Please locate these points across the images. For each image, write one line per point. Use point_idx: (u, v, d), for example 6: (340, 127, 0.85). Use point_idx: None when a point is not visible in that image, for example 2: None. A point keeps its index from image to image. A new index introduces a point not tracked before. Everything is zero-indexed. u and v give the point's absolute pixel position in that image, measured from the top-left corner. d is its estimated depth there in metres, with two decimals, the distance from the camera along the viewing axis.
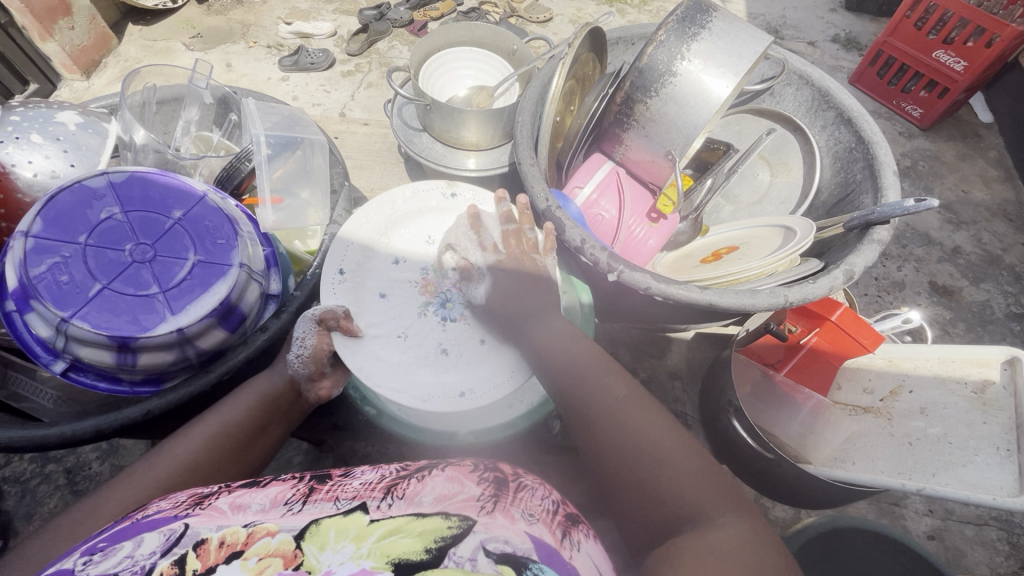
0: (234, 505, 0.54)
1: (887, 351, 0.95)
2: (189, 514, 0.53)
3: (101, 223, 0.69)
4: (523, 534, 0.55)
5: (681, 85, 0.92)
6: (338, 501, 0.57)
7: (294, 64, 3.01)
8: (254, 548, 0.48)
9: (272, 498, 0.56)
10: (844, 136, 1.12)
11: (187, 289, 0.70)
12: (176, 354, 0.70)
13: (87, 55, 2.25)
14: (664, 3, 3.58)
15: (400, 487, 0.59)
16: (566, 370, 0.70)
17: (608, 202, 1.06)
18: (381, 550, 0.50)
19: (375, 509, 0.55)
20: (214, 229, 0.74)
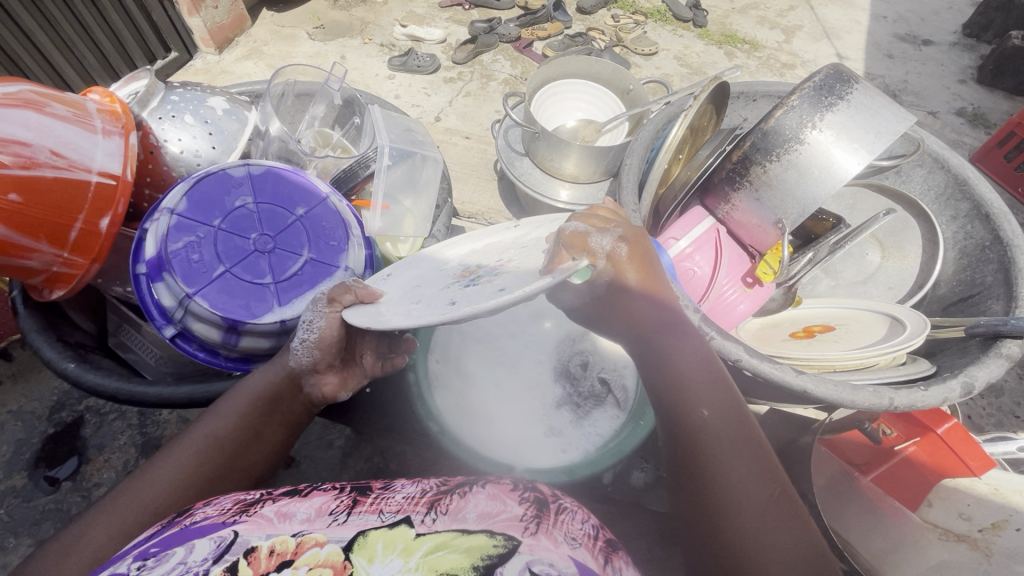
0: (280, 513, 0.53)
1: (994, 478, 0.83)
2: (236, 520, 0.52)
3: (235, 210, 0.77)
4: (567, 558, 0.50)
5: (807, 154, 0.88)
6: (382, 515, 0.54)
7: (402, 64, 3.15)
8: (303, 559, 0.48)
9: (317, 508, 0.55)
10: (977, 232, 1.04)
11: (296, 284, 0.76)
12: (274, 342, 0.75)
13: (223, 33, 2.46)
14: (775, 50, 3.47)
15: (443, 501, 0.56)
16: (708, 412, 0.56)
17: (703, 258, 1.03)
18: (429, 565, 0.47)
19: (420, 523, 0.52)
20: (329, 230, 0.81)
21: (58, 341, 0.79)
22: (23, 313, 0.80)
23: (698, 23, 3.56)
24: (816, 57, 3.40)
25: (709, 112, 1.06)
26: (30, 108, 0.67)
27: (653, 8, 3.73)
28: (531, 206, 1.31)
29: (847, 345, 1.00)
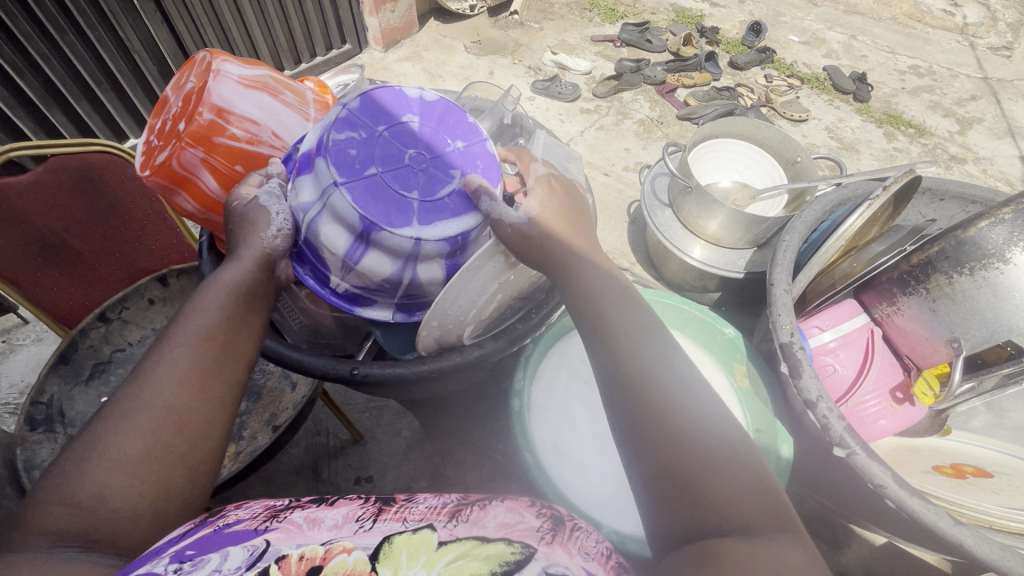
0: (310, 520, 0.54)
1: None
2: (267, 527, 0.53)
3: (400, 124, 0.78)
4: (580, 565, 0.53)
5: (1010, 276, 0.77)
6: (405, 521, 0.55)
7: (544, 88, 3.26)
8: (331, 565, 0.49)
9: (344, 515, 0.57)
10: None
11: (440, 207, 0.74)
12: (394, 262, 0.74)
13: (393, 33, 2.83)
14: (945, 138, 3.15)
15: (463, 512, 0.58)
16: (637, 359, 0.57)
17: (848, 358, 0.95)
18: (449, 571, 0.49)
19: (443, 529, 0.54)
20: (483, 168, 0.78)
21: None
22: (205, 255, 0.89)
23: (860, 96, 3.33)
24: (995, 155, 3.03)
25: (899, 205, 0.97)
26: (266, 92, 0.79)
27: (811, 73, 3.55)
28: (662, 257, 1.29)
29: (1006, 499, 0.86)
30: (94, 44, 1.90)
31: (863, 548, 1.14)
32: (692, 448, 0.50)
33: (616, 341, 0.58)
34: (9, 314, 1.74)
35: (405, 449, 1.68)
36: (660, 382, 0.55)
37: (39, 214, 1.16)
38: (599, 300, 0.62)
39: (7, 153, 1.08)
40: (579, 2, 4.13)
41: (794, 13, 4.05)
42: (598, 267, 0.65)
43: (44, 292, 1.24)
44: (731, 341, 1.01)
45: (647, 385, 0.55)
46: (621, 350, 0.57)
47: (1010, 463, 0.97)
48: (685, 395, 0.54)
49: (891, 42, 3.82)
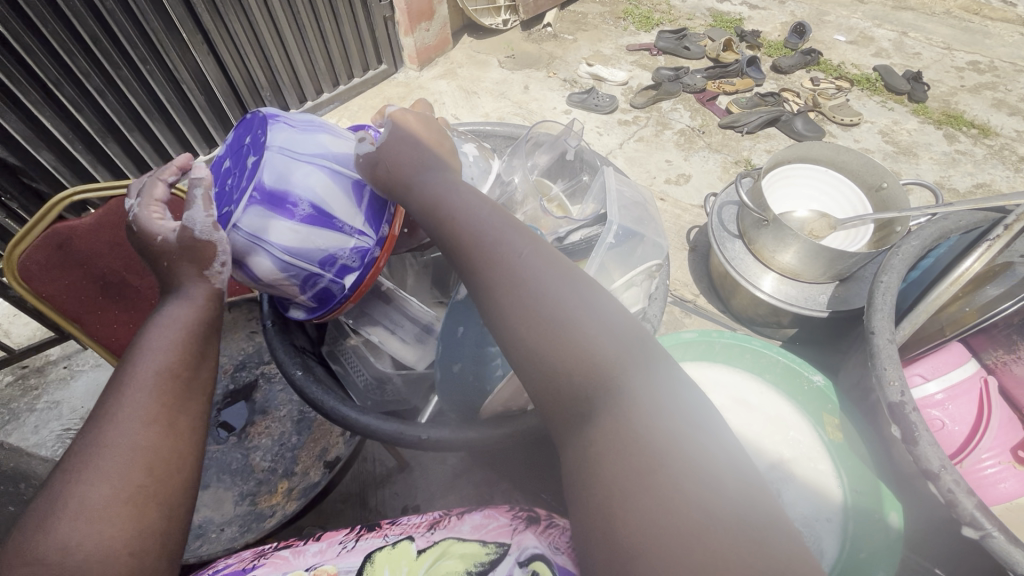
0: (294, 553, 0.80)
1: None
2: (257, 564, 0.78)
3: (217, 169, 0.86)
4: (542, 549, 0.78)
5: None
6: (387, 537, 0.82)
7: (580, 101, 3.22)
8: None
9: (329, 540, 0.82)
10: None
11: (242, 193, 0.75)
12: (261, 255, 0.76)
13: (428, 52, 2.84)
14: (1015, 139, 2.93)
15: (442, 523, 0.83)
16: (544, 303, 0.59)
17: (958, 412, 0.87)
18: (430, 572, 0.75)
19: (419, 541, 0.80)
20: (259, 135, 0.79)
21: (289, 345, 0.87)
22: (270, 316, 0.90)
23: (915, 97, 3.14)
24: None
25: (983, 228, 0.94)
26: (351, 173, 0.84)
27: (861, 74, 3.38)
28: (729, 289, 1.22)
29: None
30: (146, 77, 1.95)
31: None
32: (601, 398, 0.55)
33: (510, 294, 0.61)
34: (71, 342, 1.79)
35: (451, 478, 1.63)
36: (564, 335, 0.57)
37: (105, 253, 1.18)
38: (512, 278, 0.62)
39: (70, 195, 1.09)
40: (612, 12, 4.07)
41: (839, 12, 3.88)
42: (516, 242, 0.65)
43: (106, 330, 1.25)
44: (822, 389, 0.93)
45: (590, 380, 0.55)
46: (530, 337, 0.59)
47: None
48: (591, 341, 0.56)
49: (946, 37, 3.61)
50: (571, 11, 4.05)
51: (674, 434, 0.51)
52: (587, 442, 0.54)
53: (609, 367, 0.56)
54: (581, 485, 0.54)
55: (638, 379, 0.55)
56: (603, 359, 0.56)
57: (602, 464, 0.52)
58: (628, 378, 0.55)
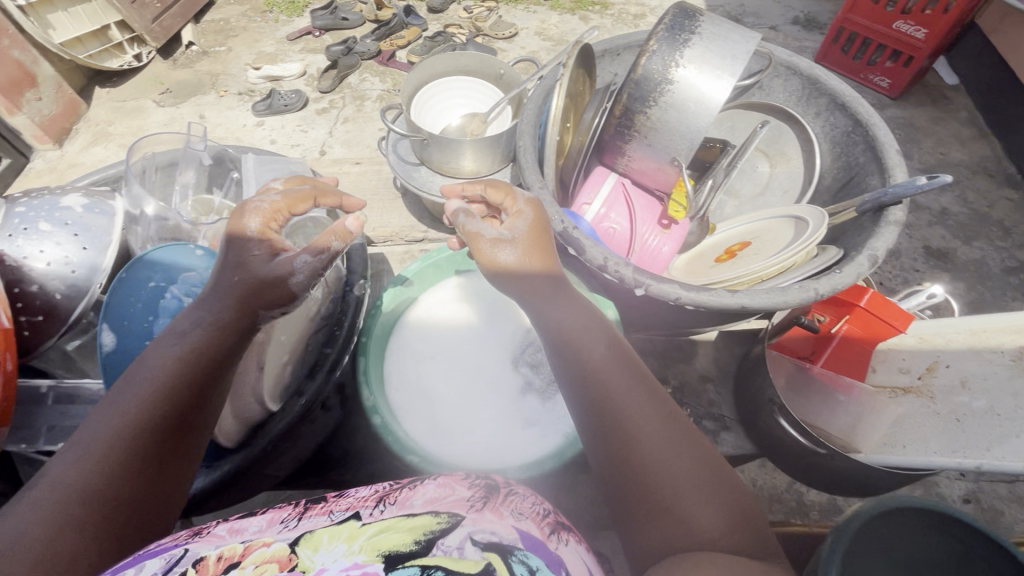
0: (231, 529, 0.57)
1: (919, 330, 1.19)
2: (189, 541, 0.56)
3: None
4: (511, 528, 0.57)
5: (679, 91, 0.93)
6: (331, 514, 0.60)
7: (267, 108, 3.00)
8: (251, 558, 0.51)
9: (268, 520, 0.59)
10: (840, 121, 1.12)
11: None
12: None
13: (57, 123, 2.63)
14: (628, 2, 3.65)
15: (393, 496, 0.62)
16: (584, 348, 0.73)
17: (617, 213, 1.08)
18: (373, 545, 0.52)
19: (368, 515, 0.58)
20: None
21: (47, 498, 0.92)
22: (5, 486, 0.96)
23: None
24: (666, 8, 3.92)
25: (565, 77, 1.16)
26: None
27: None
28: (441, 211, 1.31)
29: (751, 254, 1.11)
30: None
31: (707, 348, 1.37)
32: (622, 410, 0.67)
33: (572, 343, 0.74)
34: None
35: None
36: (585, 364, 0.72)
37: None
38: (558, 298, 0.79)
39: None
40: (254, 9, 3.79)
41: None
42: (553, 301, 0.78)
43: None
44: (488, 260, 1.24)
45: (609, 406, 0.68)
46: (580, 372, 0.71)
47: (755, 225, 1.20)
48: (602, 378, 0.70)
49: None
50: (209, 22, 3.67)
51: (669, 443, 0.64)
52: (615, 449, 0.65)
53: (605, 388, 0.69)
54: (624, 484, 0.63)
55: (635, 394, 0.69)
56: (600, 376, 0.70)
57: (633, 458, 0.63)
58: (619, 384, 0.69)
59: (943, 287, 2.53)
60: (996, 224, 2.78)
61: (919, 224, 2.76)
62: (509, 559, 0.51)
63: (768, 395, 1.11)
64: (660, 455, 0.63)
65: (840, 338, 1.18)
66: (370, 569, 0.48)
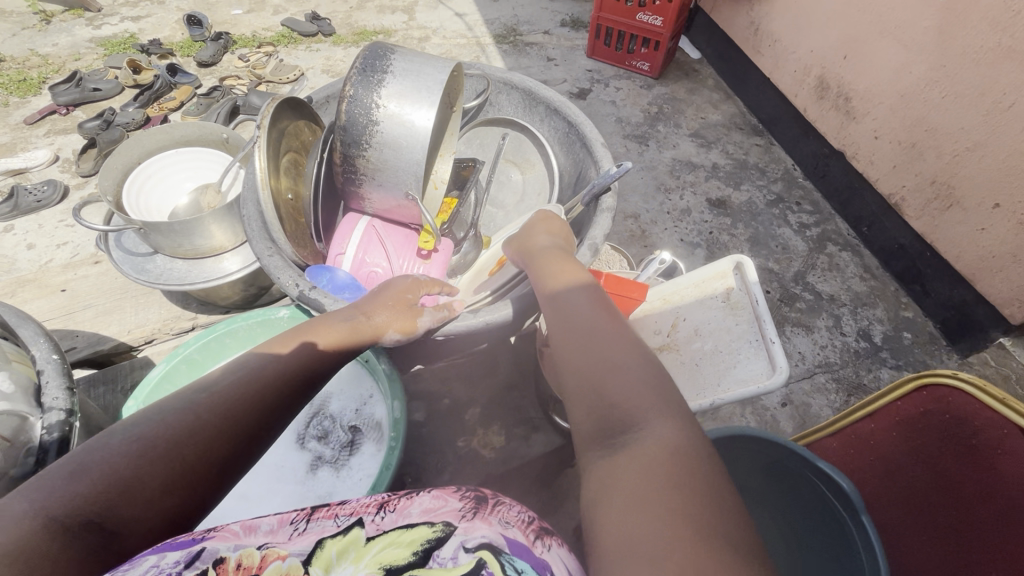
0: (245, 529, 0.72)
1: (659, 294, 1.41)
2: (207, 534, 0.71)
3: None
4: (500, 534, 0.73)
5: (378, 133, 1.15)
6: (337, 518, 0.75)
7: (12, 208, 2.65)
8: (268, 570, 0.67)
9: (278, 520, 0.75)
10: (558, 123, 1.49)
11: None
12: None
13: None
14: (405, 32, 4.08)
15: (391, 502, 0.78)
16: (578, 310, 0.99)
17: (370, 251, 1.34)
18: (377, 559, 0.68)
19: (371, 523, 0.74)
20: None
21: None
22: None
23: (326, 32, 3.95)
24: (443, 23, 4.18)
25: (287, 128, 1.38)
26: None
27: (276, 34, 3.98)
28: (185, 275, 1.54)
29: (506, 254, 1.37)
30: None
31: None
32: (598, 345, 0.90)
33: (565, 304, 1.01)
34: None
35: None
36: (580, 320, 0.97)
37: None
38: (565, 279, 1.09)
39: None
40: None
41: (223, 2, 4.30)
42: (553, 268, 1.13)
43: None
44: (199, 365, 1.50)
45: (584, 345, 0.92)
46: (569, 322, 0.97)
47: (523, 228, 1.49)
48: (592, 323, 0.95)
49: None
50: None
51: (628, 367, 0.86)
52: (585, 372, 0.88)
53: (586, 337, 0.93)
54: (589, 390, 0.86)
55: (611, 336, 0.93)
56: (572, 323, 0.96)
57: (595, 376, 0.85)
58: (589, 327, 0.94)
59: (725, 229, 2.96)
60: (754, 167, 3.30)
61: (697, 181, 3.19)
62: (499, 558, 0.68)
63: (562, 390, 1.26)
64: (621, 369, 0.84)
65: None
66: None
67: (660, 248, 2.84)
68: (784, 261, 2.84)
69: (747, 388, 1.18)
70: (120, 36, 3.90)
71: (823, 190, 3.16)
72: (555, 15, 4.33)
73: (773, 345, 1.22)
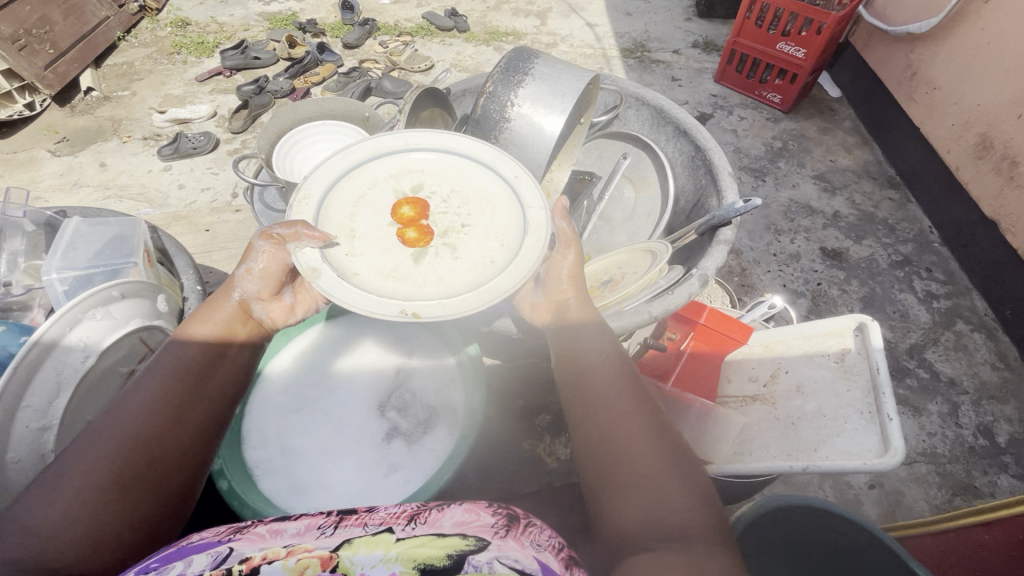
0: (270, 532, 0.78)
1: (764, 341, 1.34)
2: (233, 538, 0.76)
3: None
4: (532, 554, 0.72)
5: (515, 132, 1.35)
6: (366, 526, 0.79)
7: (174, 151, 3.05)
8: (295, 557, 0.70)
9: (305, 525, 0.80)
10: (683, 148, 1.38)
11: None
12: None
13: None
14: (534, 35, 4.17)
15: (422, 515, 0.81)
16: (597, 369, 1.00)
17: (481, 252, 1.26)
18: (409, 557, 0.69)
19: (401, 532, 0.76)
20: None
21: None
22: None
23: (461, 28, 4.13)
24: (572, 31, 4.23)
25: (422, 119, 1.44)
26: None
27: (416, 25, 4.22)
28: None
29: (505, 258, 1.28)
30: None
31: None
32: (627, 433, 0.89)
33: (583, 368, 1.01)
34: None
35: None
36: (598, 388, 0.97)
37: None
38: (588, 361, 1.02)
39: None
40: (160, 50, 3.97)
41: None
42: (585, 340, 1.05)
43: None
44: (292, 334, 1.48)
45: (599, 419, 0.93)
46: (587, 394, 0.97)
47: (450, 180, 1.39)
48: (609, 401, 0.94)
49: None
50: (112, 66, 3.83)
51: (647, 464, 0.85)
52: (615, 437, 0.89)
53: (610, 414, 0.93)
54: (609, 464, 0.87)
55: (633, 419, 0.91)
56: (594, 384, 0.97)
57: (623, 456, 0.87)
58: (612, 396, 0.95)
59: (835, 284, 2.71)
60: (882, 223, 3.00)
61: (813, 227, 2.96)
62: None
63: None
64: (642, 462, 0.85)
65: (689, 354, 1.26)
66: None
67: (757, 291, 2.68)
68: (899, 329, 2.56)
69: (849, 459, 1.05)
70: (283, 13, 4.35)
71: (961, 261, 2.82)
72: (687, 35, 4.22)
73: (883, 414, 1.09)
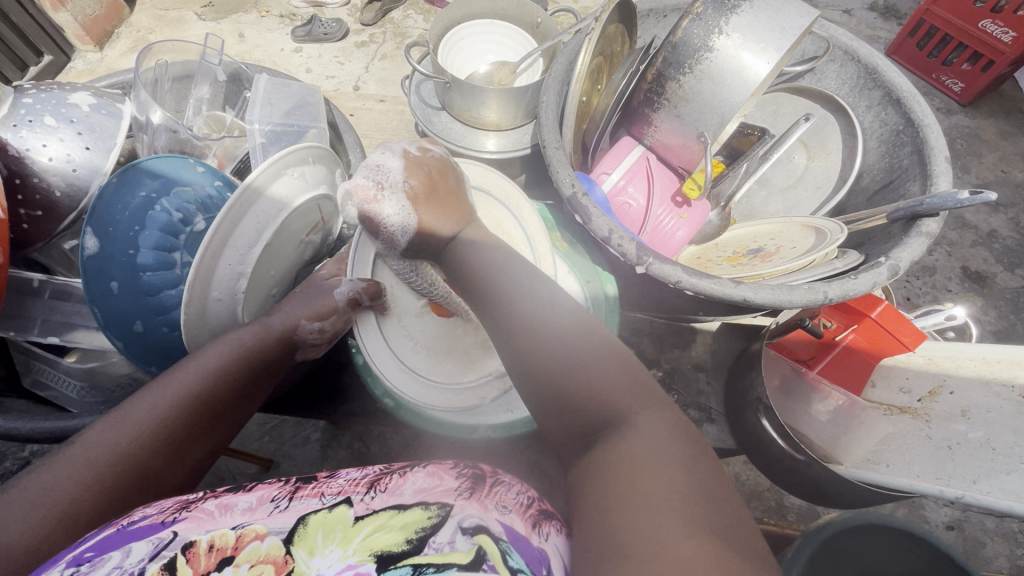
0: (221, 507, 0.59)
1: (927, 350, 1.09)
2: (176, 519, 0.58)
3: None
4: (497, 519, 0.60)
5: (717, 61, 0.88)
6: (323, 496, 0.61)
7: (306, 34, 2.70)
8: (244, 554, 0.53)
9: (259, 496, 0.61)
10: (892, 117, 1.09)
11: None
12: None
13: (99, 25, 2.57)
14: None
15: (383, 481, 0.64)
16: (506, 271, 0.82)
17: (636, 190, 1.05)
18: (366, 545, 0.54)
19: (359, 503, 0.60)
20: None
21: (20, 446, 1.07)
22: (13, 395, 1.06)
23: None
24: None
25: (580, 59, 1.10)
26: None
27: None
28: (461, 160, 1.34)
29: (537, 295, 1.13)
30: None
31: (706, 338, 1.35)
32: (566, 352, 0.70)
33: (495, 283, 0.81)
34: None
35: (323, 453, 1.38)
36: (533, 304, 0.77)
37: None
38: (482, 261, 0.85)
39: None
40: None
41: None
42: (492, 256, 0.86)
43: None
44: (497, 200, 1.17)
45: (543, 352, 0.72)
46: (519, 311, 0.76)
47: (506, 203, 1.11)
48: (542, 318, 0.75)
49: None
50: None
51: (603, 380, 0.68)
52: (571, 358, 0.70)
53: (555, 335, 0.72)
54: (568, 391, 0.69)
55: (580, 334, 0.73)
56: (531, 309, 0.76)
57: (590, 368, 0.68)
58: (576, 353, 0.70)
59: None
60: None
61: None
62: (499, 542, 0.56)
63: (756, 394, 1.10)
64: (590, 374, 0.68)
65: (842, 347, 1.12)
66: (364, 570, 0.52)
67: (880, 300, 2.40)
68: None
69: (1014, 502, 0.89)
70: None
71: None
72: None
73: None
